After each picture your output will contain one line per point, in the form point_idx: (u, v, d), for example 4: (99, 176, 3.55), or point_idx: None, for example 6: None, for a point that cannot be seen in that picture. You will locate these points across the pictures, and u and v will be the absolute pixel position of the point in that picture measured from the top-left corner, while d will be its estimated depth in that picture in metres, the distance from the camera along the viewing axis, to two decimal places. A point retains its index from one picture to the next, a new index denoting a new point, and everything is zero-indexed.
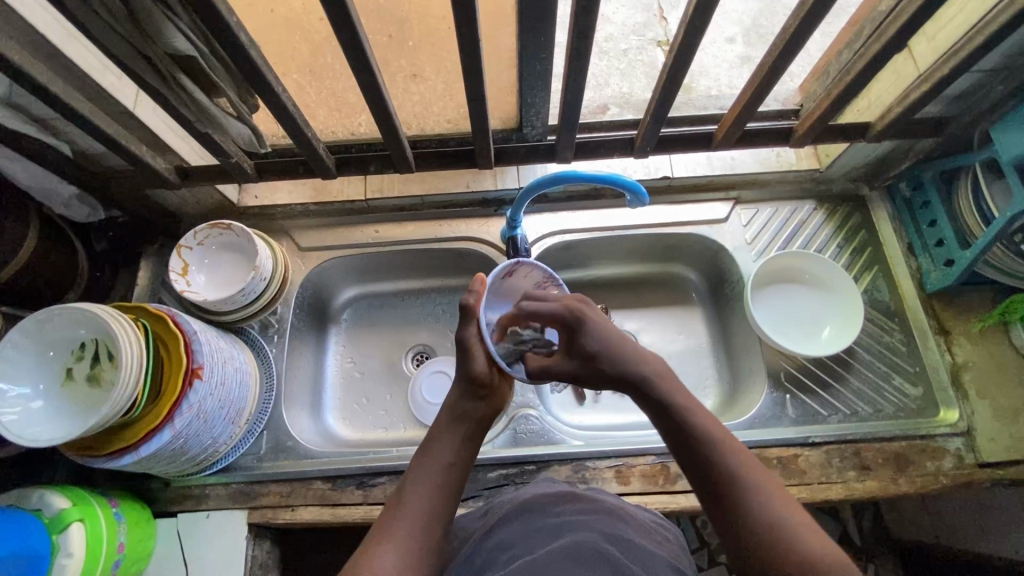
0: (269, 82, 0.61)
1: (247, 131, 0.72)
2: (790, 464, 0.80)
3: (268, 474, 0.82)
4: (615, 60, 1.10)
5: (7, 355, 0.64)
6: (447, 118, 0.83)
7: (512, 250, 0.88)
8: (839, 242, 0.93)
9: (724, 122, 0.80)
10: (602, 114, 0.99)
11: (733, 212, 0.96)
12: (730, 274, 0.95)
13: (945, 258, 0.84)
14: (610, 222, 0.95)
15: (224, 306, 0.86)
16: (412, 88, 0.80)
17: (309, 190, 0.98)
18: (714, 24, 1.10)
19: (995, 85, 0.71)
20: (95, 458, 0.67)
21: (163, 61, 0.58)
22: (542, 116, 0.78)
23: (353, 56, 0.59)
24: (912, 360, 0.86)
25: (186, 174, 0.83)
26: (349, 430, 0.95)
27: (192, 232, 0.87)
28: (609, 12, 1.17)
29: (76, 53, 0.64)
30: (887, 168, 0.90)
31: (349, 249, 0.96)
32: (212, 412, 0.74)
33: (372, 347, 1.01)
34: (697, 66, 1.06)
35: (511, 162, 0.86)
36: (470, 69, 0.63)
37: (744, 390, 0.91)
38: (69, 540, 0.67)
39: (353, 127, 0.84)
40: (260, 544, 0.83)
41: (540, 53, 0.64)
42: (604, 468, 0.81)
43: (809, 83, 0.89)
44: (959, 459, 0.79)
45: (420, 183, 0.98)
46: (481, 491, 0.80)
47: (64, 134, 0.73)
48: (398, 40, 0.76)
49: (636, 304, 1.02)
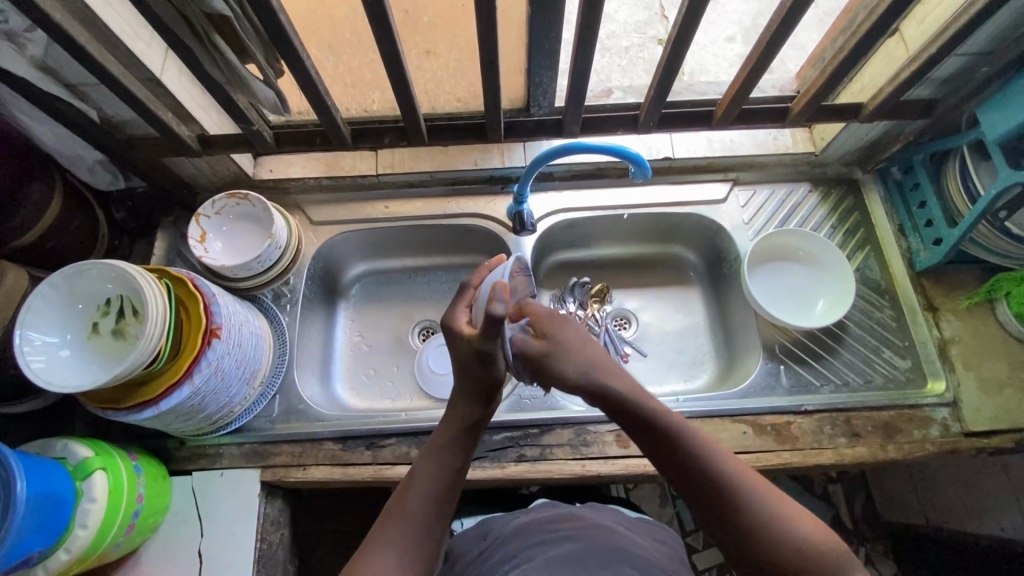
0: (293, 46, 0.69)
1: (272, 96, 0.83)
2: (783, 430, 0.87)
3: (280, 434, 0.89)
4: (616, 56, 1.18)
5: (37, 307, 0.69)
6: (456, 97, 0.97)
7: (520, 224, 1.00)
8: (833, 223, 1.01)
9: (722, 102, 0.89)
10: (606, 98, 1.11)
11: (732, 192, 1.04)
12: (728, 253, 1.04)
13: (934, 238, 0.92)
14: (608, 202, 1.04)
15: (240, 272, 0.89)
16: (426, 64, 0.96)
17: (322, 165, 1.05)
18: (714, 24, 1.19)
19: (980, 67, 0.79)
20: (116, 412, 0.72)
21: (200, 18, 0.67)
22: (548, 96, 0.88)
23: (377, 23, 0.67)
24: (901, 335, 0.94)
25: (207, 141, 0.88)
26: (358, 400, 1.02)
27: (210, 201, 0.91)
28: (611, 11, 1.26)
29: (111, 20, 0.68)
30: (880, 152, 0.99)
31: (361, 224, 1.03)
32: (228, 371, 0.79)
33: (381, 323, 1.08)
34: (697, 65, 1.15)
35: (521, 135, 0.95)
36: (487, 42, 0.72)
37: (739, 360, 1.00)
38: (92, 486, 0.72)
39: (366, 105, 0.97)
40: (271, 502, 0.89)
41: (550, 33, 0.72)
42: (605, 432, 0.89)
43: (803, 72, 1.07)
44: (944, 427, 0.87)
45: (428, 161, 1.05)
46: (487, 452, 0.87)
47: (91, 100, 0.79)
48: (414, 16, 0.95)
49: (635, 286, 1.10)
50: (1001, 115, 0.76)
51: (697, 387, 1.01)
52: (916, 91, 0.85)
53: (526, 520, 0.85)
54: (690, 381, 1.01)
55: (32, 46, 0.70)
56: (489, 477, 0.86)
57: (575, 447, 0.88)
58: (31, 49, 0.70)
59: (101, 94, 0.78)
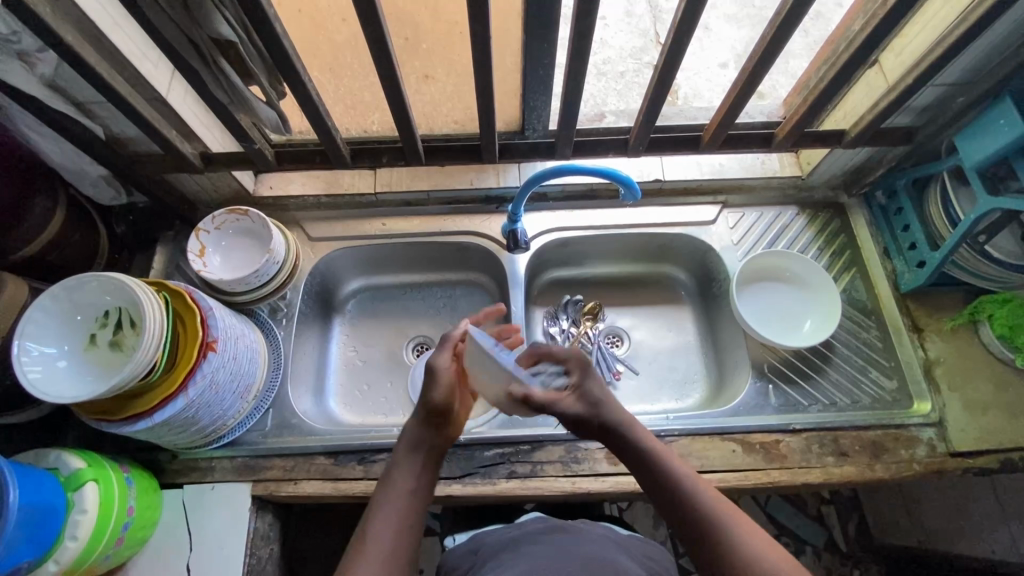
0: (298, 72, 0.81)
1: (273, 115, 0.99)
2: (772, 449, 0.96)
3: (273, 449, 0.98)
4: (612, 81, 1.44)
5: (38, 319, 0.77)
6: (453, 119, 1.19)
7: (513, 243, 1.10)
8: (819, 245, 1.14)
9: (710, 127, 1.01)
10: (599, 120, 1.36)
11: (721, 214, 1.16)
12: (718, 274, 1.16)
13: (917, 261, 1.03)
14: (608, 221, 1.16)
15: (238, 287, 1.01)
16: (424, 87, 1.22)
17: (322, 183, 1.19)
18: (711, 53, 1.47)
19: (957, 96, 0.90)
20: (113, 422, 0.80)
21: (206, 43, 0.79)
22: (542, 120, 1.04)
23: (380, 54, 0.80)
24: (887, 356, 1.03)
25: (209, 160, 1.00)
26: (349, 415, 1.14)
27: (211, 218, 1.04)
28: (609, 37, 1.54)
29: (116, 38, 0.76)
30: (865, 177, 1.11)
31: (356, 241, 1.17)
32: (223, 385, 0.89)
33: (374, 339, 1.22)
34: (692, 90, 1.42)
35: (515, 155, 1.10)
36: (482, 63, 0.86)
37: (727, 381, 1.10)
38: (83, 498, 0.78)
39: (366, 126, 1.18)
40: (261, 518, 0.97)
41: (545, 60, 0.89)
42: (595, 450, 0.97)
43: (790, 99, 1.26)
44: (930, 447, 0.95)
45: (425, 180, 1.19)
46: (477, 468, 0.95)
47: (97, 117, 0.88)
48: (412, 41, 1.23)
49: (628, 302, 1.23)
50: (977, 144, 0.85)
51: (688, 406, 1.12)
52: (897, 118, 0.97)
53: (520, 530, 1.00)
54: (680, 400, 1.13)
55: (42, 64, 0.76)
56: (482, 493, 0.94)
57: (567, 464, 0.96)
58: (42, 69, 0.77)
59: (107, 113, 0.88)
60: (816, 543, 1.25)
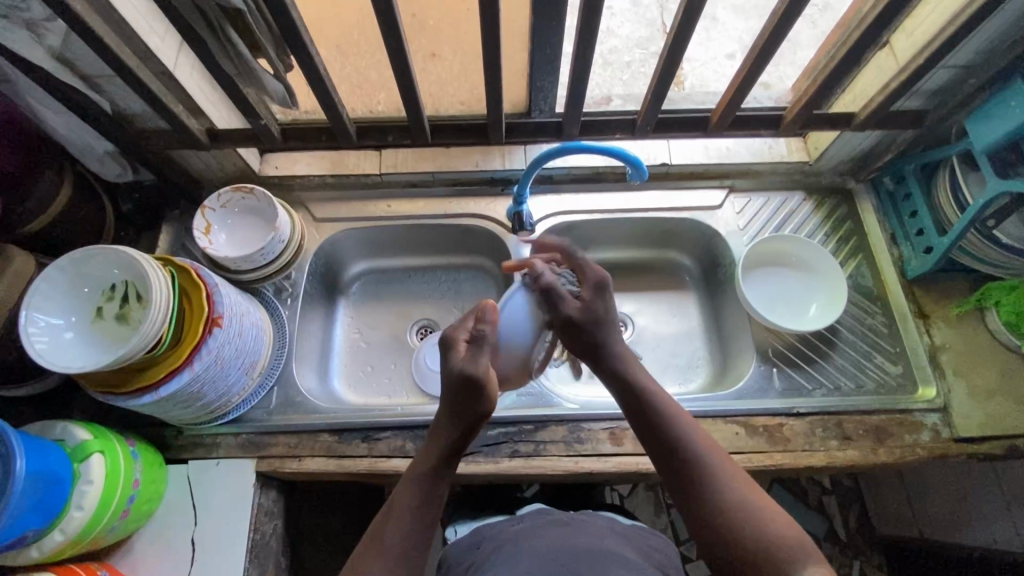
0: (303, 41, 0.72)
1: (282, 89, 0.82)
2: (775, 432, 0.90)
3: (277, 426, 0.91)
4: (618, 70, 1.16)
5: (44, 290, 0.74)
6: (460, 99, 1.03)
7: (518, 225, 1.01)
8: (827, 230, 1.06)
9: (717, 108, 0.92)
10: (605, 105, 1.10)
11: (727, 199, 1.08)
12: (723, 258, 1.07)
13: (925, 247, 0.96)
14: (614, 205, 1.07)
15: (244, 264, 0.95)
16: (430, 67, 1.00)
17: (326, 163, 1.08)
18: (716, 40, 1.18)
19: (968, 79, 0.83)
20: (117, 395, 0.75)
21: (213, 13, 0.70)
22: (550, 100, 0.94)
23: (387, 27, 0.72)
24: (893, 342, 0.97)
25: (216, 136, 0.91)
26: (354, 396, 1.04)
27: (217, 195, 0.95)
28: (613, 25, 1.22)
29: (122, 7, 0.70)
30: (875, 160, 1.03)
31: (360, 222, 1.06)
32: (228, 360, 0.82)
33: (378, 320, 1.11)
34: (697, 79, 1.16)
35: (519, 137, 0.99)
36: (490, 40, 0.75)
37: (732, 364, 1.03)
38: (89, 469, 0.75)
39: (372, 106, 1.02)
40: (266, 493, 0.91)
41: (553, 39, 0.80)
42: (599, 430, 0.91)
43: (799, 83, 1.02)
44: (935, 432, 0.90)
45: (431, 161, 1.08)
46: (481, 447, 0.89)
47: (104, 91, 0.81)
48: (419, 19, 0.94)
49: (636, 288, 1.13)
50: (987, 126, 0.80)
51: (691, 390, 1.04)
52: (907, 101, 0.89)
53: (523, 525, 0.81)
54: (684, 385, 1.04)
55: (50, 35, 0.71)
56: (484, 473, 0.88)
57: (569, 444, 0.90)
58: (50, 39, 0.72)
59: (114, 86, 0.80)
60: (817, 532, 1.24)
